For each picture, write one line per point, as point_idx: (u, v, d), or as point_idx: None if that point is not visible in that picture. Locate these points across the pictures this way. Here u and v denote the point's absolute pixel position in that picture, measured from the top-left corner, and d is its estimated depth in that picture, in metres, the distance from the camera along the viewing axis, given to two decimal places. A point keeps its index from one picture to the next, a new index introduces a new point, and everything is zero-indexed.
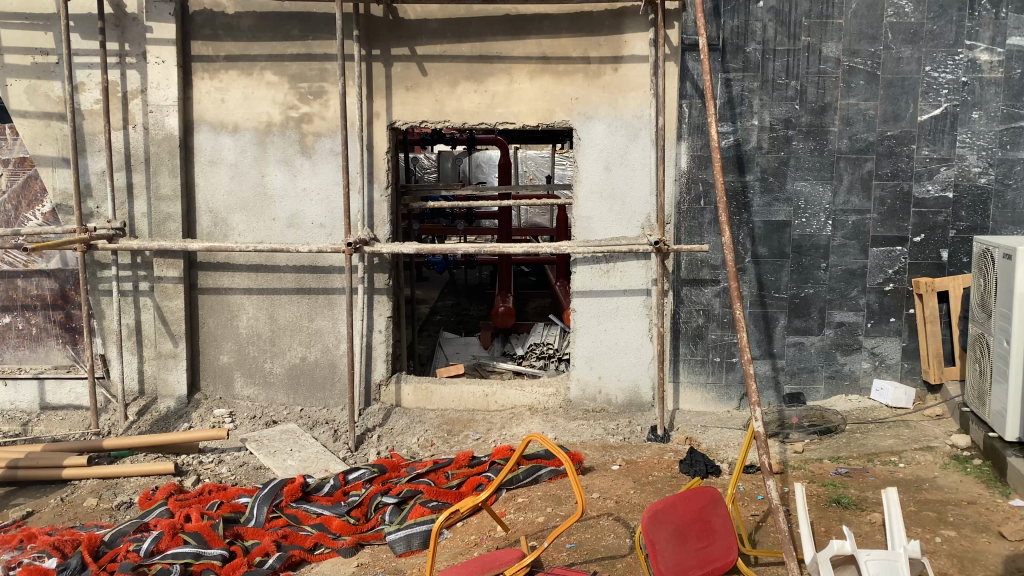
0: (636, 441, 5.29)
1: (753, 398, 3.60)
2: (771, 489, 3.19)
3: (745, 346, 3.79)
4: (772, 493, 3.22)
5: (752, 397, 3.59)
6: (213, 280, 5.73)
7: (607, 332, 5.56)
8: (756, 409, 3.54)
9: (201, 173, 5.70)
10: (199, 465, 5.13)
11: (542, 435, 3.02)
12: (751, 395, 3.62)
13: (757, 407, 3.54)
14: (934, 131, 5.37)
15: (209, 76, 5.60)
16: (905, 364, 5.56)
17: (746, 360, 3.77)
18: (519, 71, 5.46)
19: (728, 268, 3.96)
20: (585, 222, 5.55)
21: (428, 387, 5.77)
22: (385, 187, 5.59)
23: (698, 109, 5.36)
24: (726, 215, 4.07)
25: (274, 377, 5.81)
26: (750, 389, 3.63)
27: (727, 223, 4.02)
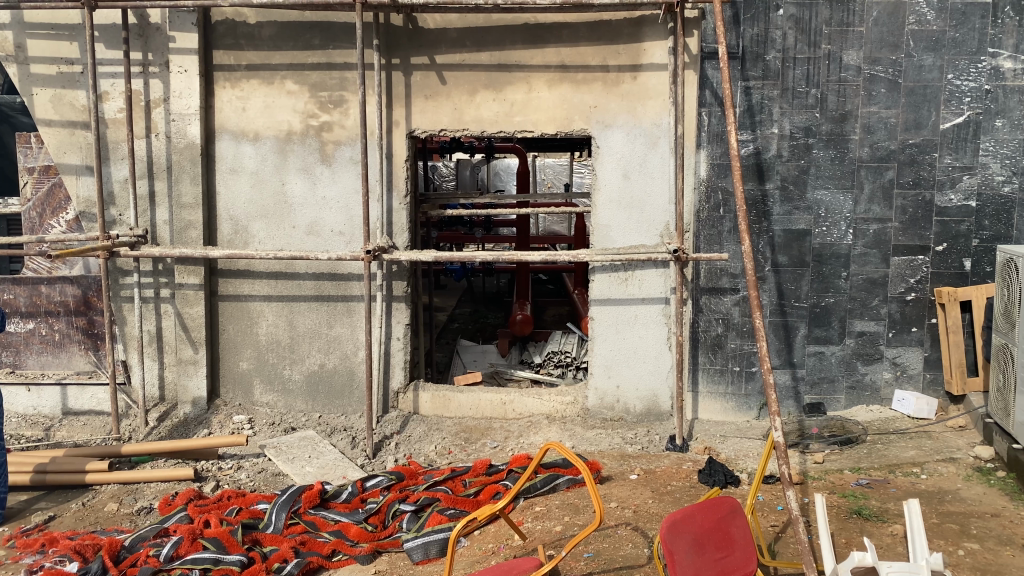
0: (655, 450, 5.27)
1: (772, 407, 3.59)
2: (790, 499, 3.24)
3: (765, 356, 3.79)
4: (791, 503, 3.27)
5: (771, 406, 3.58)
6: (233, 287, 5.78)
7: (625, 340, 5.54)
8: (776, 419, 3.53)
9: (222, 180, 5.75)
10: (219, 471, 5.16)
11: (559, 443, 3.02)
12: (771, 404, 3.61)
13: (777, 417, 3.53)
14: (957, 139, 5.33)
15: (231, 85, 5.65)
16: (928, 375, 5.49)
17: (765, 370, 3.75)
18: (537, 79, 5.47)
19: (748, 276, 3.97)
20: (603, 230, 5.54)
21: (445, 395, 5.77)
22: (404, 195, 5.61)
23: (718, 117, 5.36)
24: (746, 223, 4.12)
25: (293, 384, 5.84)
26: (770, 398, 3.61)
27: (747, 231, 4.11)
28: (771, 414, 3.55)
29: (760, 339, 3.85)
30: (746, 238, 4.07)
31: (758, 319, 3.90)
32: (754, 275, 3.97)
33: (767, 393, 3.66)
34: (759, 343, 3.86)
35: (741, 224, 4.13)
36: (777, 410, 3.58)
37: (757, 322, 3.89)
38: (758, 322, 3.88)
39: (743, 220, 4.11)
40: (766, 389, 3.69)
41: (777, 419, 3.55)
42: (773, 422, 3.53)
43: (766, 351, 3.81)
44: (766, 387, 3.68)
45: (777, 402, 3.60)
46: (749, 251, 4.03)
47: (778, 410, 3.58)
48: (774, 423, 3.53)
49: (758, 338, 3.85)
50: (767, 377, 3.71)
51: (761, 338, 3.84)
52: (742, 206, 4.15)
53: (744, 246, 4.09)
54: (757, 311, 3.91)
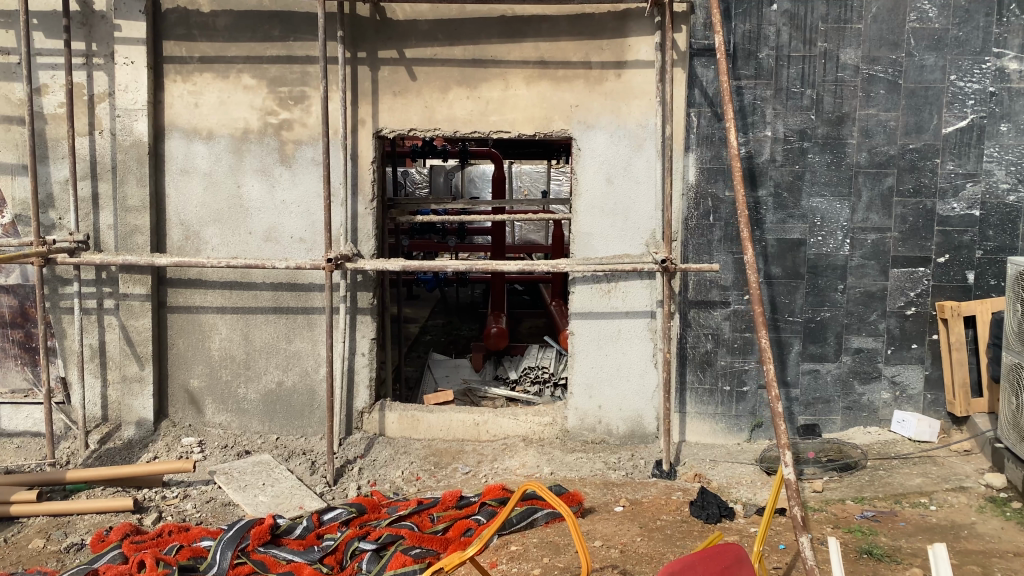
0: (640, 476, 4.87)
1: (781, 440, 3.19)
2: (805, 547, 2.86)
3: (772, 381, 3.42)
4: (805, 551, 2.87)
5: (780, 438, 3.19)
6: (184, 298, 5.32)
7: (608, 357, 5.15)
8: (786, 453, 3.14)
9: (172, 182, 5.29)
10: (162, 501, 4.69)
11: (537, 484, 2.76)
12: (780, 437, 3.22)
13: (787, 450, 3.14)
14: (960, 144, 5.01)
15: (182, 79, 5.21)
16: (929, 395, 5.16)
17: (772, 397, 3.39)
18: (515, 76, 5.08)
19: (753, 291, 3.61)
20: (585, 239, 5.16)
21: (414, 416, 5.34)
22: (369, 200, 5.18)
23: (707, 119, 5.01)
24: (747, 231, 3.75)
25: (248, 404, 5.38)
26: (779, 429, 3.22)
27: (748, 240, 3.74)
28: (780, 447, 3.16)
29: (767, 361, 3.47)
30: (749, 247, 3.70)
31: (763, 338, 3.52)
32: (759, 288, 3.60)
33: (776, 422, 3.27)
34: (765, 364, 3.47)
35: (743, 232, 3.76)
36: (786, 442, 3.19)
37: (763, 342, 3.52)
38: (763, 341, 3.52)
39: (744, 227, 3.75)
40: (774, 418, 3.30)
41: (787, 453, 3.17)
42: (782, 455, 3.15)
43: (773, 375, 3.44)
44: (775, 416, 3.30)
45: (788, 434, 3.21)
46: (752, 261, 3.67)
47: (788, 442, 3.19)
48: (784, 457, 3.15)
49: (764, 359, 3.48)
50: (775, 405, 3.34)
51: (768, 360, 3.47)
52: (742, 212, 3.78)
53: (746, 256, 3.72)
54: (762, 330, 3.53)
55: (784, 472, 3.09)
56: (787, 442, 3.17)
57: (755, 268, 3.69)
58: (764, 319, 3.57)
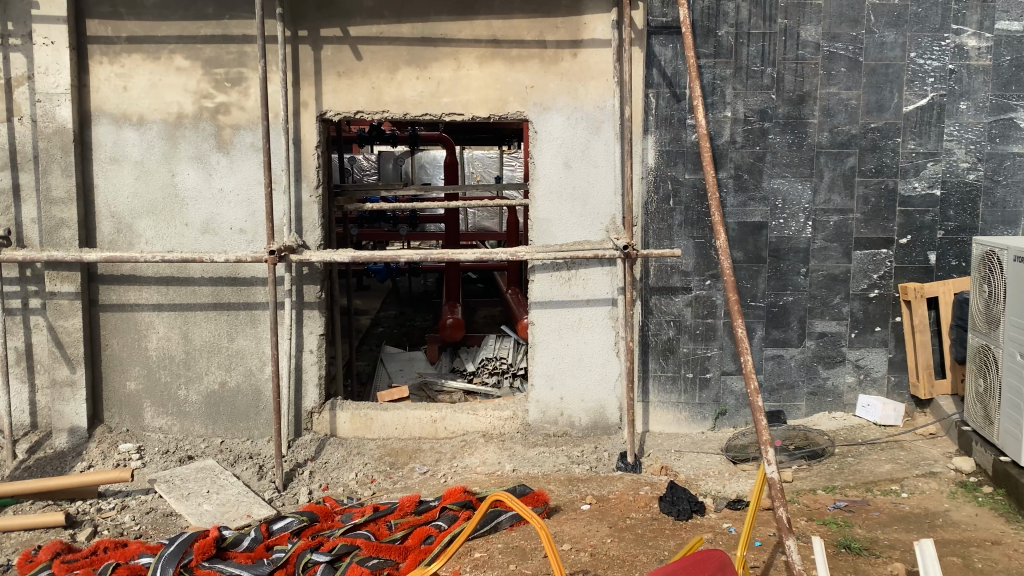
0: (604, 470, 4.71)
1: (763, 437, 2.95)
2: (792, 550, 2.69)
3: (751, 374, 3.21)
4: (792, 555, 2.71)
5: (762, 435, 2.94)
6: (117, 295, 4.98)
7: (569, 347, 4.98)
8: (768, 451, 2.90)
9: (101, 171, 4.94)
10: (97, 514, 4.37)
11: (506, 497, 2.63)
12: (761, 433, 2.97)
13: (769, 448, 2.89)
14: (921, 123, 4.93)
15: (109, 61, 4.85)
16: (892, 378, 5.09)
17: (752, 391, 3.16)
18: (466, 55, 4.84)
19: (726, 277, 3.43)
20: (544, 225, 4.97)
21: (367, 414, 5.10)
22: (314, 187, 4.90)
23: (667, 99, 4.84)
24: (717, 213, 3.57)
25: (190, 406, 5.07)
26: (760, 426, 2.99)
27: (719, 223, 3.56)
28: (762, 444, 2.92)
29: (744, 353, 3.28)
30: (722, 232, 3.54)
31: (739, 327, 3.33)
32: (732, 274, 3.44)
33: (756, 417, 3.06)
34: (742, 357, 3.29)
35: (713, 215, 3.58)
36: (769, 439, 2.95)
37: (739, 333, 3.33)
38: (739, 332, 3.32)
39: (715, 210, 3.59)
40: (754, 413, 3.09)
41: (769, 451, 2.92)
42: (764, 454, 2.90)
43: (751, 367, 3.25)
44: (754, 410, 3.07)
45: (769, 430, 2.97)
46: (724, 245, 3.51)
47: (770, 439, 2.95)
48: (766, 455, 2.90)
49: (741, 350, 3.29)
50: (755, 399, 3.10)
51: (746, 351, 3.28)
52: (712, 194, 3.61)
53: (718, 241, 3.55)
54: (738, 319, 3.34)
55: (766, 471, 2.85)
56: (769, 439, 2.94)
57: (727, 253, 3.53)
58: (739, 307, 3.38)
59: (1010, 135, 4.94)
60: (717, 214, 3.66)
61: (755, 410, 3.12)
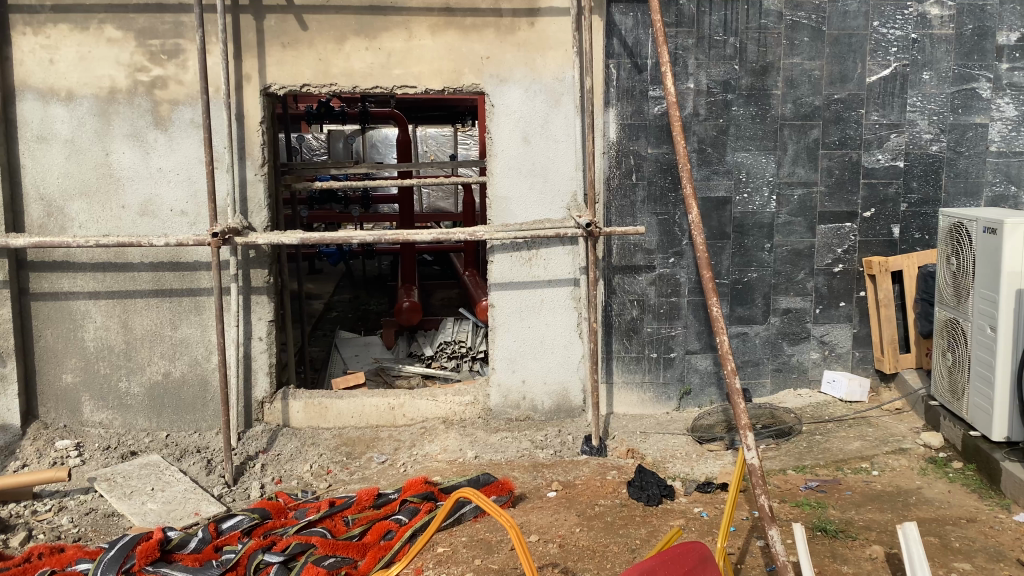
0: (569, 455, 4.57)
1: (741, 422, 2.81)
2: (775, 541, 2.58)
3: (727, 355, 3.07)
4: (776, 545, 2.60)
5: (740, 420, 2.81)
6: (50, 283, 4.66)
7: (530, 329, 4.81)
8: (747, 436, 2.76)
9: (29, 150, 4.60)
10: (32, 517, 4.09)
11: (470, 488, 2.46)
12: (739, 418, 2.84)
13: (748, 433, 2.76)
14: (884, 94, 4.84)
15: (32, 31, 4.50)
16: (857, 353, 5.03)
17: (728, 373, 3.02)
18: (418, 25, 4.61)
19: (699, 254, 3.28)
20: (503, 203, 4.78)
21: (321, 403, 4.88)
22: (260, 165, 4.64)
23: (628, 71, 4.68)
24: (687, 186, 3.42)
25: (132, 399, 4.79)
26: (737, 410, 2.85)
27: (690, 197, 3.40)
28: (741, 429, 2.79)
29: (719, 333, 3.14)
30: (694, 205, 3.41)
31: (715, 307, 3.20)
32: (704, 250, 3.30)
33: (733, 399, 2.93)
34: (718, 337, 3.15)
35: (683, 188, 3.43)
36: (747, 423, 2.81)
37: (713, 312, 3.17)
38: (713, 311, 3.17)
39: (687, 182, 3.47)
40: (731, 396, 2.94)
41: (748, 435, 2.79)
42: (743, 439, 2.77)
43: (727, 348, 3.11)
44: (731, 393, 2.93)
45: (746, 414, 2.84)
46: (697, 220, 3.37)
47: (748, 423, 2.81)
48: (745, 440, 2.77)
49: (716, 330, 3.16)
50: (732, 382, 2.96)
51: (721, 331, 3.14)
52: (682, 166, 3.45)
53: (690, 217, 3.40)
54: (713, 299, 3.18)
55: (746, 457, 2.73)
56: (748, 423, 2.82)
57: (699, 228, 3.41)
58: (713, 285, 3.24)
59: (972, 106, 4.88)
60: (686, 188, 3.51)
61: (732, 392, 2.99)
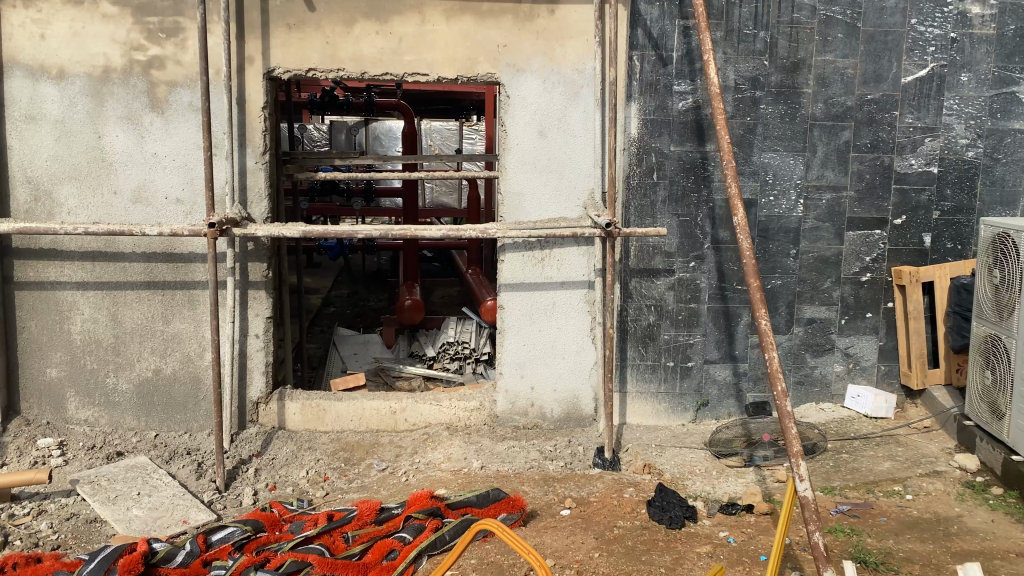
0: (580, 468, 4.32)
1: (792, 449, 2.75)
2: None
3: (776, 375, 2.97)
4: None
5: (792, 448, 2.74)
6: (36, 272, 4.41)
7: (541, 333, 4.57)
8: (799, 465, 2.72)
9: (16, 131, 4.34)
10: (9, 521, 3.83)
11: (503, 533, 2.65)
12: (790, 444, 2.77)
13: (800, 462, 2.72)
14: (919, 95, 4.60)
15: (23, 4, 4.23)
16: (882, 367, 4.80)
17: (779, 393, 2.94)
18: (432, 9, 4.36)
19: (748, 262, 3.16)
20: (516, 200, 4.54)
21: (319, 406, 4.64)
22: (261, 153, 4.39)
23: (651, 64, 4.43)
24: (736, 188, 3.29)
25: (120, 396, 4.54)
26: (788, 436, 2.78)
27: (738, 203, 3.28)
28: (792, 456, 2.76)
29: (767, 348, 3.05)
30: (740, 209, 3.29)
31: (762, 320, 3.07)
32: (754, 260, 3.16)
33: (784, 423, 2.85)
34: (766, 353, 3.05)
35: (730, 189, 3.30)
36: (798, 451, 2.75)
37: (761, 326, 3.09)
38: (762, 323, 3.08)
39: (732, 183, 3.33)
40: (781, 418, 2.86)
41: (800, 464, 2.74)
42: (795, 468, 2.72)
43: (776, 365, 3.01)
44: (782, 416, 2.86)
45: (798, 441, 2.77)
46: (742, 223, 3.26)
47: (799, 450, 2.76)
48: (797, 469, 2.72)
49: (765, 346, 3.05)
50: (783, 405, 2.87)
51: (770, 347, 3.04)
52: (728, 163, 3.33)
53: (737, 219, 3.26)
54: (761, 311, 3.11)
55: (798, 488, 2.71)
56: (800, 451, 2.77)
57: (745, 231, 3.29)
58: (760, 295, 3.17)
59: (1011, 111, 4.65)
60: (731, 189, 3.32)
61: (782, 414, 2.93)
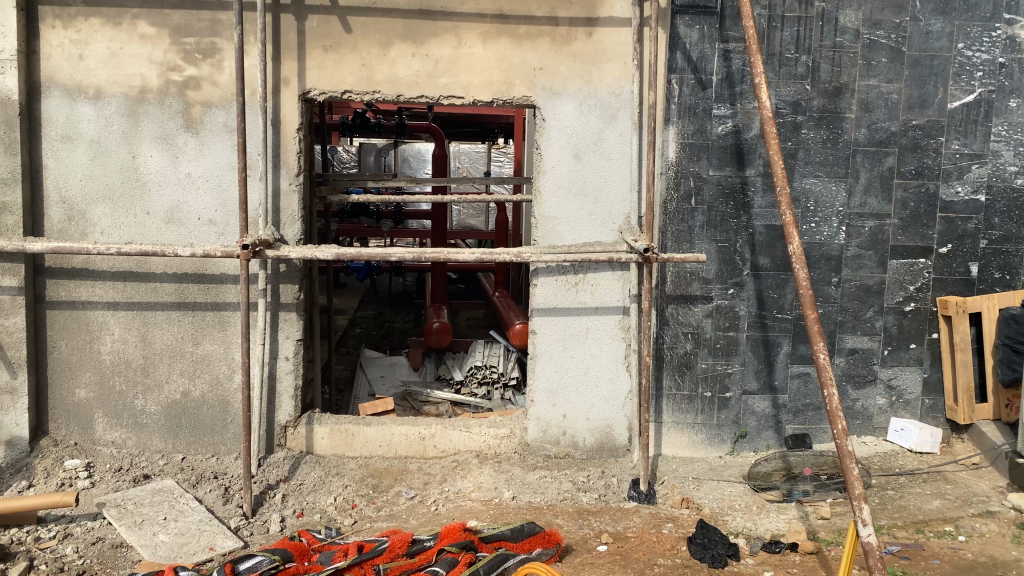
0: (614, 500, 4.21)
1: (854, 492, 2.72)
2: None
3: (837, 413, 2.89)
4: None
5: (853, 491, 2.72)
6: (67, 291, 4.39)
7: (574, 359, 4.47)
8: (862, 510, 2.70)
9: (51, 150, 4.34)
10: (34, 544, 3.78)
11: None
12: (852, 487, 2.74)
13: (863, 507, 2.69)
14: (966, 121, 4.49)
15: (62, 25, 4.24)
16: (927, 400, 4.66)
17: (838, 432, 2.87)
18: (468, 31, 4.32)
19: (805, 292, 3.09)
20: (550, 223, 4.47)
21: (348, 430, 4.56)
22: (294, 174, 4.35)
23: (691, 87, 4.35)
24: (790, 215, 3.23)
25: (148, 418, 4.49)
26: (850, 477, 2.75)
27: (792, 227, 3.22)
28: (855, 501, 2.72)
29: (826, 385, 2.96)
30: (795, 236, 3.20)
31: (820, 353, 3.00)
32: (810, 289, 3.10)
33: (845, 464, 2.80)
34: (826, 390, 2.96)
35: (785, 215, 3.24)
36: (860, 494, 2.72)
37: (820, 361, 3.00)
38: (820, 357, 3.00)
39: (786, 210, 3.25)
40: (842, 457, 2.82)
41: (862, 507, 2.72)
42: (857, 513, 2.70)
43: (836, 403, 2.93)
44: (843, 456, 2.81)
45: (860, 483, 2.74)
46: (798, 252, 3.17)
47: (861, 493, 2.73)
48: (860, 513, 2.70)
49: (824, 382, 2.96)
50: (843, 444, 2.81)
51: (829, 384, 2.96)
52: (782, 189, 3.27)
53: (792, 246, 3.19)
54: (819, 343, 3.02)
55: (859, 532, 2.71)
56: (862, 494, 2.73)
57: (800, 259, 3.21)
58: (818, 327, 3.07)
59: None
60: (785, 215, 3.24)
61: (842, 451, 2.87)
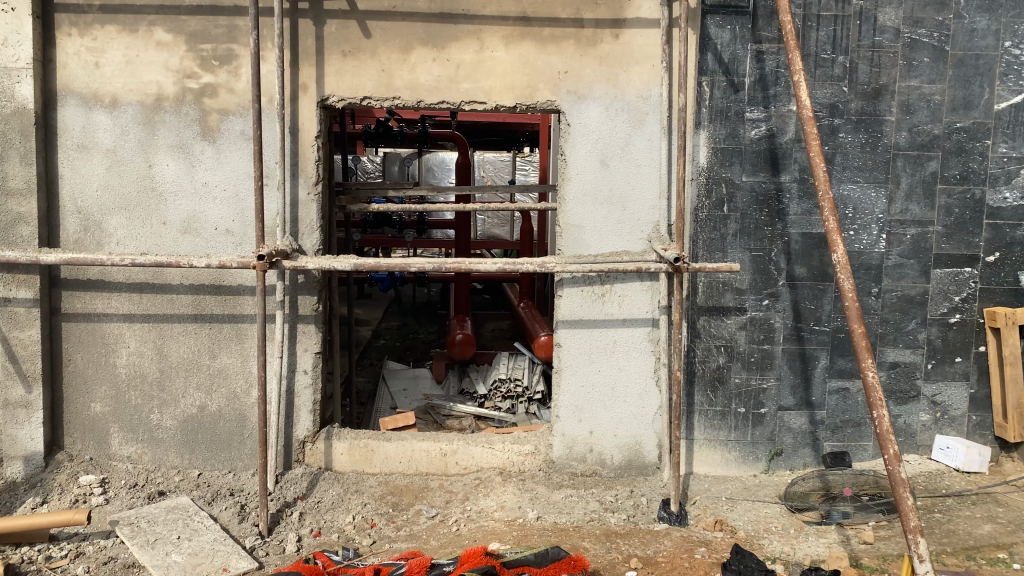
0: (644, 521, 4.03)
1: (909, 525, 2.61)
2: None
3: (888, 438, 2.72)
4: None
5: (909, 525, 2.60)
6: (83, 303, 4.30)
7: (601, 373, 4.30)
8: (919, 544, 2.60)
9: (68, 160, 4.26)
10: (45, 563, 3.68)
11: None
12: (907, 519, 2.63)
13: (919, 541, 2.60)
14: (1014, 123, 4.27)
15: (79, 32, 4.17)
16: (974, 417, 4.43)
17: (889, 457, 2.71)
18: (491, 35, 4.18)
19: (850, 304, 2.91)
20: (575, 232, 4.31)
21: (367, 446, 4.42)
22: (313, 183, 4.23)
23: (722, 90, 4.18)
24: (834, 222, 3.05)
25: (164, 433, 4.39)
26: (905, 510, 2.63)
27: (836, 236, 3.03)
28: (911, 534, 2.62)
29: (875, 406, 2.79)
30: (840, 244, 3.02)
31: (869, 371, 2.82)
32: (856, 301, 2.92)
33: (899, 495, 2.66)
34: (875, 412, 2.79)
35: (829, 223, 3.05)
36: (915, 526, 2.61)
37: (869, 380, 2.82)
38: (868, 376, 2.83)
39: (829, 217, 3.06)
40: (896, 486, 2.67)
41: (917, 540, 2.62)
42: (913, 547, 2.60)
43: (887, 425, 2.76)
44: (896, 485, 2.66)
45: (915, 515, 2.62)
46: (843, 262, 2.98)
47: (917, 526, 2.61)
48: (915, 548, 2.61)
49: (873, 403, 2.79)
50: (897, 473, 2.66)
51: (878, 405, 2.78)
52: (824, 194, 3.09)
53: (838, 256, 3.01)
54: (867, 361, 2.83)
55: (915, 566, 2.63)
56: (917, 527, 2.61)
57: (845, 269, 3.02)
58: (866, 342, 2.89)
59: None
60: (828, 223, 3.05)
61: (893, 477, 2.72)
